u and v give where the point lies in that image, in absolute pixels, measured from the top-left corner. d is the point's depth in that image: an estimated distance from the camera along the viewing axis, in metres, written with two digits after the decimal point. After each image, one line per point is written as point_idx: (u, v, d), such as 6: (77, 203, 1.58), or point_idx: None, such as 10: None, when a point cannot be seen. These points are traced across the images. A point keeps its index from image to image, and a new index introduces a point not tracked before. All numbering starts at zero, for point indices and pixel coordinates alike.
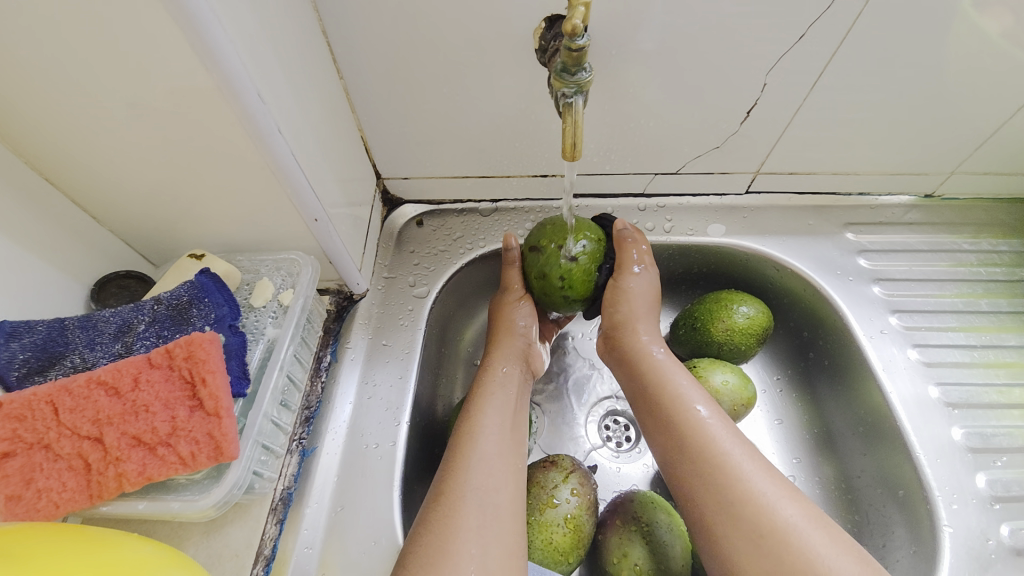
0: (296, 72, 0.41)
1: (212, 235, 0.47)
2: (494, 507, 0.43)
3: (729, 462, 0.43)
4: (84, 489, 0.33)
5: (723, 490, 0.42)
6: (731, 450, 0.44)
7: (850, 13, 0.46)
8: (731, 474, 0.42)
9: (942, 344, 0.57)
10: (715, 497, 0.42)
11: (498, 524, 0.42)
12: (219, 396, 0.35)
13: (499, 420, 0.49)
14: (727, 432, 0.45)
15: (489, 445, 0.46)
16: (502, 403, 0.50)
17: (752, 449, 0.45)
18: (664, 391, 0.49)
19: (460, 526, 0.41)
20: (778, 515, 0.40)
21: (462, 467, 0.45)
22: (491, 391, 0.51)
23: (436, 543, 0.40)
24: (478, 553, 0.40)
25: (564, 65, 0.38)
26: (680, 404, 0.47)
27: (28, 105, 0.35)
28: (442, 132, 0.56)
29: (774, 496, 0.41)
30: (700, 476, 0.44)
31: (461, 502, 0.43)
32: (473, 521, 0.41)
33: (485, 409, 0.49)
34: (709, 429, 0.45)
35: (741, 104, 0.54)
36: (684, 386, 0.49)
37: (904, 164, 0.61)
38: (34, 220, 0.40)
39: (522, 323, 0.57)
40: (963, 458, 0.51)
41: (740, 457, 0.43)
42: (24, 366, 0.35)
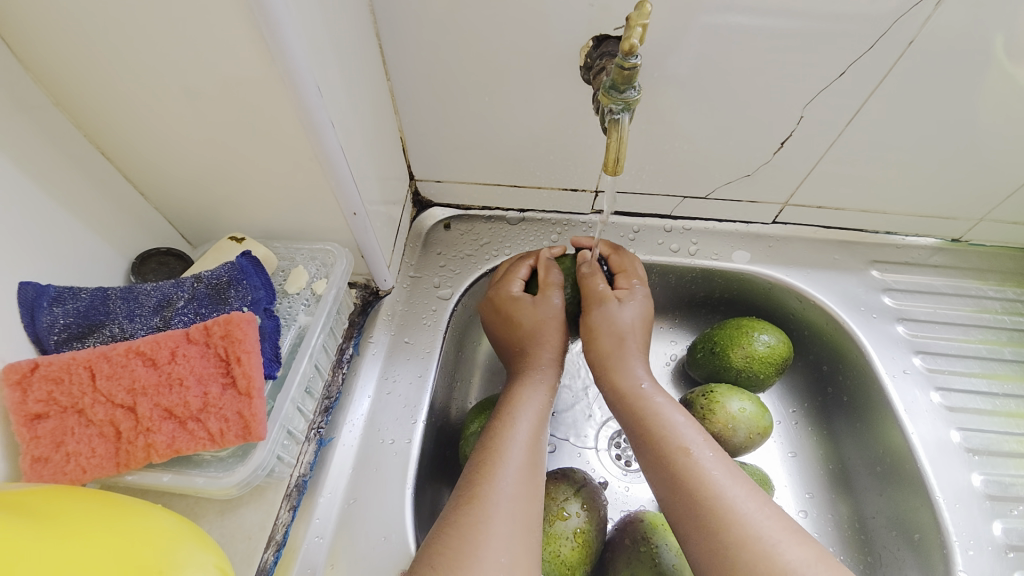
0: (351, 71, 0.43)
1: (252, 220, 0.48)
2: (521, 515, 0.42)
3: (724, 504, 0.41)
4: (112, 456, 0.34)
5: (719, 532, 0.40)
6: (730, 491, 0.42)
7: (893, 55, 0.46)
8: (729, 515, 0.40)
9: (964, 389, 0.57)
10: (711, 538, 0.40)
11: (526, 532, 0.42)
12: (251, 376, 0.36)
13: (529, 425, 0.48)
14: (723, 469, 0.44)
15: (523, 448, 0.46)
16: (538, 407, 0.50)
17: (754, 490, 0.42)
18: (662, 421, 0.47)
19: (490, 535, 0.40)
20: (778, 560, 0.38)
21: (493, 473, 0.44)
22: (529, 396, 0.51)
23: (466, 548, 0.39)
24: (508, 562, 0.39)
25: (614, 83, 0.39)
26: (672, 442, 0.45)
27: (98, 81, 0.36)
28: (480, 139, 0.57)
29: (776, 538, 0.39)
30: (695, 513, 0.42)
31: (495, 508, 0.42)
32: (504, 531, 0.41)
33: (522, 415, 0.49)
34: (705, 470, 0.43)
35: (776, 135, 0.55)
36: (679, 420, 0.47)
37: (934, 206, 0.61)
38: (87, 192, 0.41)
39: (551, 318, 0.54)
40: (981, 505, 0.50)
41: (739, 498, 0.41)
42: (65, 331, 0.36)
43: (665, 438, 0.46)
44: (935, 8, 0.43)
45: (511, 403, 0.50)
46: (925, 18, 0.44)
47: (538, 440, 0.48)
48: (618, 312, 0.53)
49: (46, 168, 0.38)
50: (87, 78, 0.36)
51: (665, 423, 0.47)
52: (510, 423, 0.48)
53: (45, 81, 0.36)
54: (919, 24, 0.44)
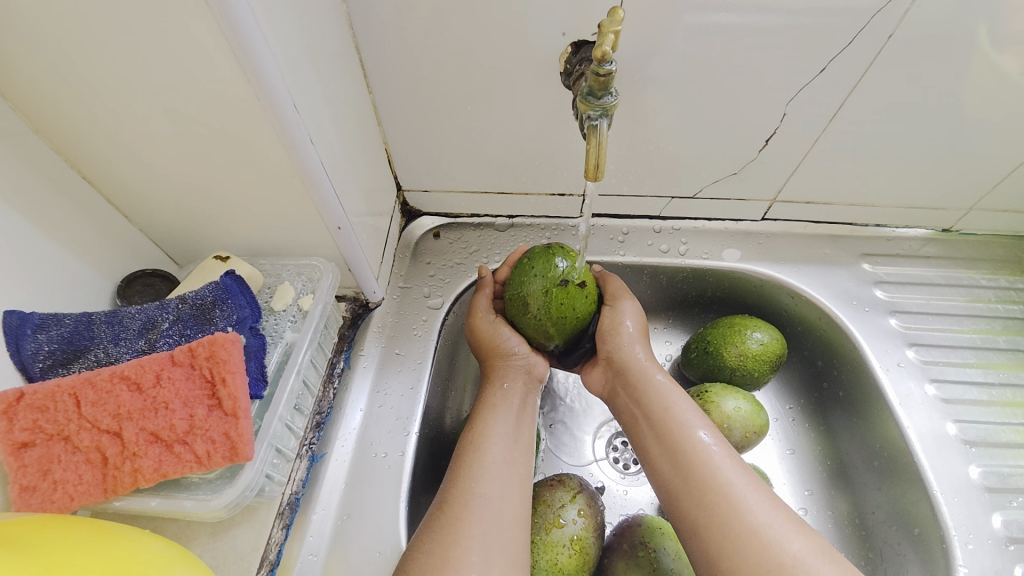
0: (330, 85, 0.43)
1: (238, 237, 0.48)
2: (497, 516, 0.42)
3: (733, 493, 0.41)
4: (99, 482, 0.33)
5: (725, 522, 0.40)
6: (735, 480, 0.42)
7: (872, 49, 0.47)
8: (734, 504, 0.41)
9: (960, 381, 0.56)
10: (716, 529, 0.40)
11: (501, 533, 0.42)
12: (237, 396, 0.36)
13: (504, 431, 0.49)
14: (729, 458, 0.44)
15: (501, 449, 0.47)
16: (508, 416, 0.50)
17: (760, 481, 0.43)
18: (667, 411, 0.48)
19: (463, 537, 0.41)
20: (786, 549, 0.38)
21: (466, 477, 0.45)
22: (498, 405, 0.51)
23: (440, 548, 0.40)
24: (480, 561, 0.40)
25: (591, 89, 0.39)
26: (678, 430, 0.46)
27: (75, 106, 0.36)
28: (465, 148, 0.57)
29: (779, 529, 0.39)
30: (702, 503, 0.42)
31: (466, 511, 0.42)
32: (477, 532, 0.41)
33: (494, 420, 0.49)
34: (712, 458, 0.44)
35: (760, 133, 0.55)
36: (686, 410, 0.47)
37: (922, 198, 0.61)
38: (69, 216, 0.41)
39: (517, 347, 0.54)
40: (979, 497, 0.50)
41: (744, 488, 0.42)
42: (49, 358, 0.36)
43: (669, 428, 0.46)
44: (911, 2, 0.43)
45: (484, 409, 0.51)
46: (902, 11, 0.44)
47: (515, 442, 0.48)
48: (622, 315, 0.53)
49: (27, 195, 0.38)
50: (64, 104, 0.36)
51: (672, 412, 0.47)
52: (484, 428, 0.49)
53: (23, 109, 0.36)
54: (898, 18, 0.44)
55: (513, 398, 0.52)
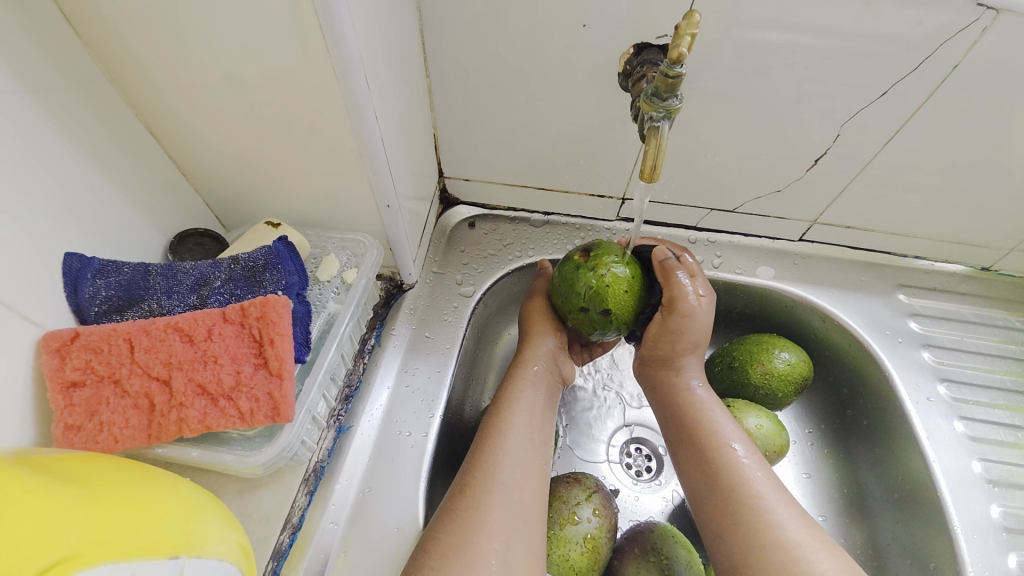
0: (395, 65, 0.43)
1: (288, 206, 0.49)
2: (519, 504, 0.43)
3: (763, 505, 0.42)
4: (144, 428, 0.34)
5: (756, 533, 0.41)
6: (767, 494, 0.43)
7: (937, 77, 0.46)
8: (764, 517, 0.42)
9: (988, 420, 0.56)
10: (747, 539, 0.41)
11: (521, 521, 0.42)
12: (284, 358, 0.36)
13: (528, 418, 0.49)
14: (762, 472, 0.45)
15: (523, 435, 0.47)
16: (533, 401, 0.51)
17: (790, 495, 0.44)
18: (704, 420, 0.48)
19: (486, 521, 0.41)
20: (813, 567, 0.39)
21: (489, 462, 0.45)
22: (524, 389, 0.51)
23: (460, 532, 0.40)
24: (501, 548, 0.40)
25: (656, 90, 0.39)
26: (714, 440, 0.47)
27: (153, 62, 0.37)
28: (512, 140, 0.57)
29: (809, 547, 0.40)
30: (734, 512, 0.43)
31: (489, 496, 0.43)
32: (501, 517, 0.42)
33: (518, 405, 0.50)
34: (746, 470, 0.45)
35: (811, 153, 0.54)
36: (722, 420, 0.48)
37: (966, 234, 0.60)
38: (132, 169, 0.42)
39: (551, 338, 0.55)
40: (996, 537, 0.49)
41: (775, 502, 0.43)
42: (105, 303, 0.37)
43: (705, 437, 0.47)
44: (980, 35, 0.43)
45: (509, 395, 0.51)
46: (971, 43, 0.43)
47: (538, 430, 0.49)
48: (685, 318, 0.50)
49: (97, 144, 0.39)
50: (143, 58, 0.37)
51: (709, 422, 0.48)
52: (507, 413, 0.49)
53: (101, 57, 0.37)
54: (965, 49, 0.44)
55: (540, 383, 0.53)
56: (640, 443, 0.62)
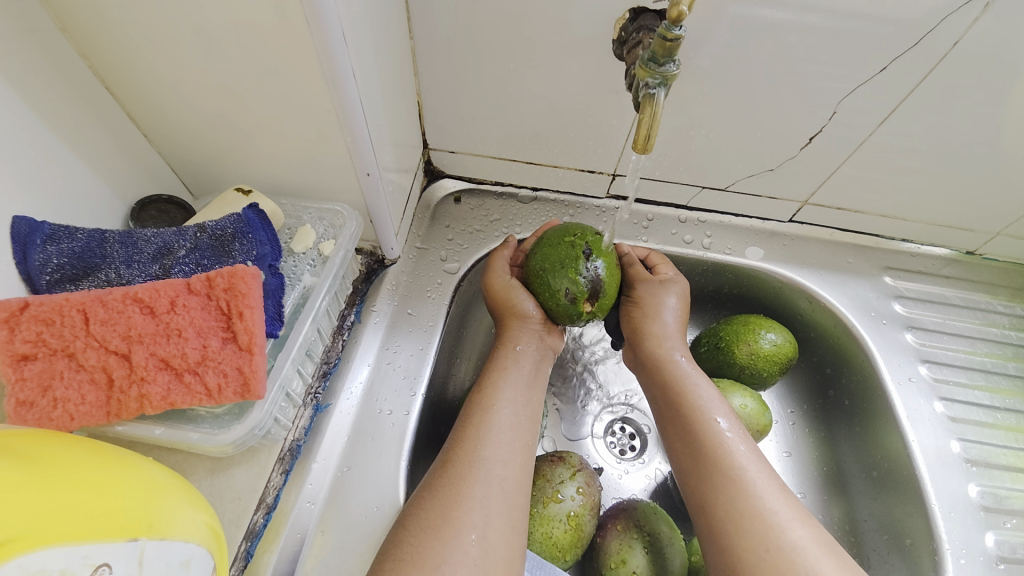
0: (375, 23, 0.40)
1: (259, 173, 0.46)
2: (501, 478, 0.42)
3: (745, 476, 0.42)
4: (103, 405, 0.32)
5: (732, 503, 0.41)
6: (747, 465, 0.43)
7: (938, 53, 0.44)
8: (742, 487, 0.42)
9: (967, 401, 0.56)
10: (723, 510, 0.41)
11: (503, 496, 0.41)
12: (253, 331, 0.34)
13: (514, 396, 0.48)
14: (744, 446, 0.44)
15: (507, 407, 0.47)
16: (517, 379, 0.49)
17: (771, 468, 0.44)
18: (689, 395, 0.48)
19: (466, 498, 0.40)
20: (789, 535, 0.39)
21: (471, 437, 0.44)
22: (507, 369, 0.50)
23: (439, 507, 0.40)
24: (481, 523, 0.39)
25: (653, 54, 0.37)
26: (695, 413, 0.46)
27: (104, 6, 0.33)
28: (500, 110, 0.55)
29: (785, 516, 0.40)
30: (713, 485, 0.43)
31: (470, 473, 0.42)
32: (479, 496, 0.40)
33: (501, 383, 0.48)
34: (728, 444, 0.44)
35: (806, 130, 0.53)
36: (706, 394, 0.48)
37: (954, 217, 0.60)
38: (87, 126, 0.38)
39: (533, 312, 0.52)
40: (974, 515, 0.50)
41: (755, 474, 0.42)
42: (57, 272, 0.34)
43: (689, 413, 0.47)
44: (983, 10, 0.41)
45: (492, 375, 0.49)
46: (972, 19, 0.42)
47: (524, 406, 0.48)
48: (661, 296, 0.54)
49: (45, 98, 0.35)
50: (96, 5, 0.33)
51: (693, 397, 0.47)
52: (489, 390, 0.48)
53: (50, 3, 0.33)
54: (966, 25, 0.42)
55: (523, 361, 0.51)
56: (625, 422, 0.62)
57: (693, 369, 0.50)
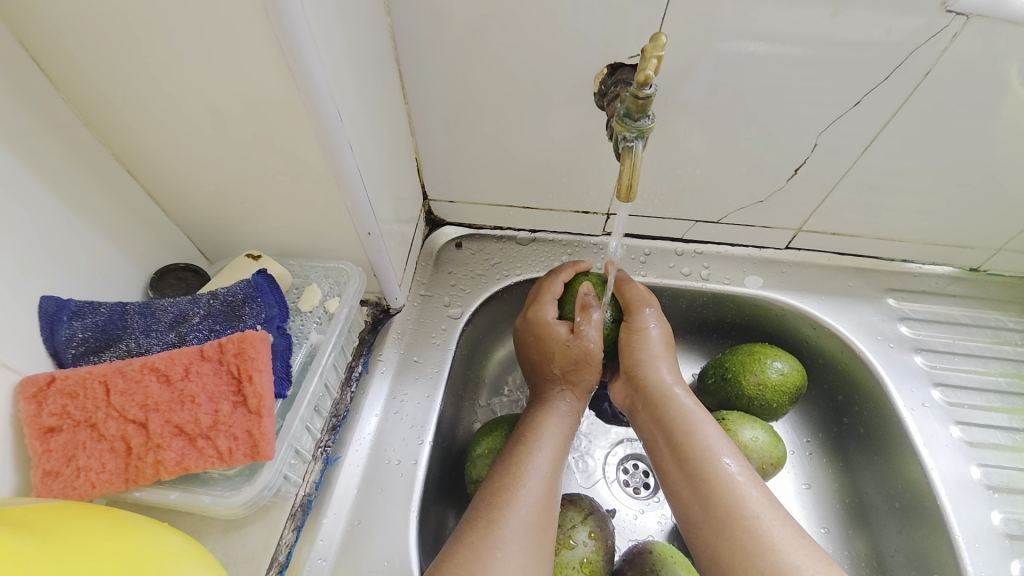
0: (372, 95, 0.44)
1: (270, 238, 0.49)
2: (534, 521, 0.42)
3: (758, 526, 0.41)
4: (121, 472, 0.34)
5: (751, 555, 0.40)
6: (760, 513, 0.42)
7: (913, 79, 0.46)
8: (757, 538, 0.40)
9: (984, 424, 0.55)
10: (740, 561, 0.40)
11: (538, 543, 0.41)
12: (262, 394, 0.36)
13: (554, 435, 0.49)
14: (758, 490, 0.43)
15: (546, 459, 0.47)
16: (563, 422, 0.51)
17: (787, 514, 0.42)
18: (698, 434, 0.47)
19: (503, 558, 0.39)
20: None
21: (511, 479, 0.45)
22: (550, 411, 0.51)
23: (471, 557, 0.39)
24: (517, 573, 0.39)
25: (628, 110, 0.39)
26: (703, 458, 0.45)
27: (128, 102, 0.37)
28: (493, 161, 0.58)
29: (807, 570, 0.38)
30: (727, 532, 0.42)
31: (508, 531, 0.41)
32: (519, 553, 0.40)
33: (543, 438, 0.48)
34: (738, 487, 0.43)
35: (789, 162, 0.54)
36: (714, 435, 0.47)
37: (951, 236, 0.60)
38: (110, 206, 0.42)
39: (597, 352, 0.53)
40: (998, 544, 0.48)
41: (769, 522, 0.41)
42: (82, 345, 0.37)
43: (698, 454, 0.46)
44: (950, 41, 0.43)
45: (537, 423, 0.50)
46: (940, 49, 0.44)
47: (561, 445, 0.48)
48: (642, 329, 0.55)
49: (75, 186, 0.39)
50: (123, 102, 0.37)
51: (699, 437, 0.47)
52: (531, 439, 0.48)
53: (76, 100, 0.37)
54: (935, 55, 0.44)
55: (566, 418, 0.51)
56: (637, 459, 0.62)
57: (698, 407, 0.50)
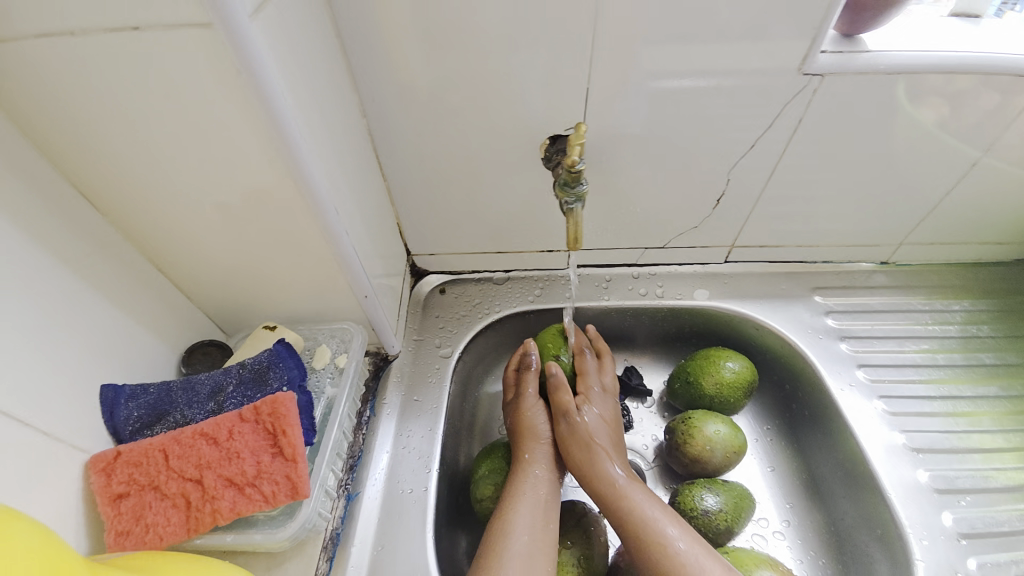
0: (358, 183, 0.53)
1: (280, 309, 0.56)
2: None
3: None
4: (184, 523, 0.41)
5: None
6: (700, 566, 0.49)
7: (788, 127, 0.58)
8: None
9: (905, 395, 0.65)
10: None
11: None
12: (296, 444, 0.43)
13: (529, 519, 0.52)
14: (695, 548, 0.50)
15: (522, 544, 0.50)
16: (534, 502, 0.54)
17: (719, 560, 0.50)
18: (637, 506, 0.53)
19: None
20: None
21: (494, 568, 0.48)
22: (522, 493, 0.54)
23: None
24: None
25: (566, 182, 0.49)
26: (647, 528, 0.51)
27: (160, 218, 0.46)
28: (465, 217, 0.67)
29: None
30: None
31: None
32: None
33: (519, 508, 0.53)
34: (679, 552, 0.50)
35: (710, 194, 0.65)
36: (650, 506, 0.53)
37: (858, 238, 0.71)
38: (146, 301, 0.49)
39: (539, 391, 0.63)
40: (929, 498, 0.58)
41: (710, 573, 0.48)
42: (137, 421, 0.44)
43: (641, 528, 0.52)
44: (812, 96, 0.55)
45: (509, 503, 0.54)
46: (806, 104, 0.56)
47: (537, 524, 0.52)
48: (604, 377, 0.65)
49: (119, 290, 0.46)
50: (159, 218, 0.46)
51: (641, 512, 0.53)
52: (504, 524, 0.52)
53: (118, 220, 0.45)
54: (803, 108, 0.56)
55: (536, 493, 0.54)
56: None
57: (630, 481, 0.56)
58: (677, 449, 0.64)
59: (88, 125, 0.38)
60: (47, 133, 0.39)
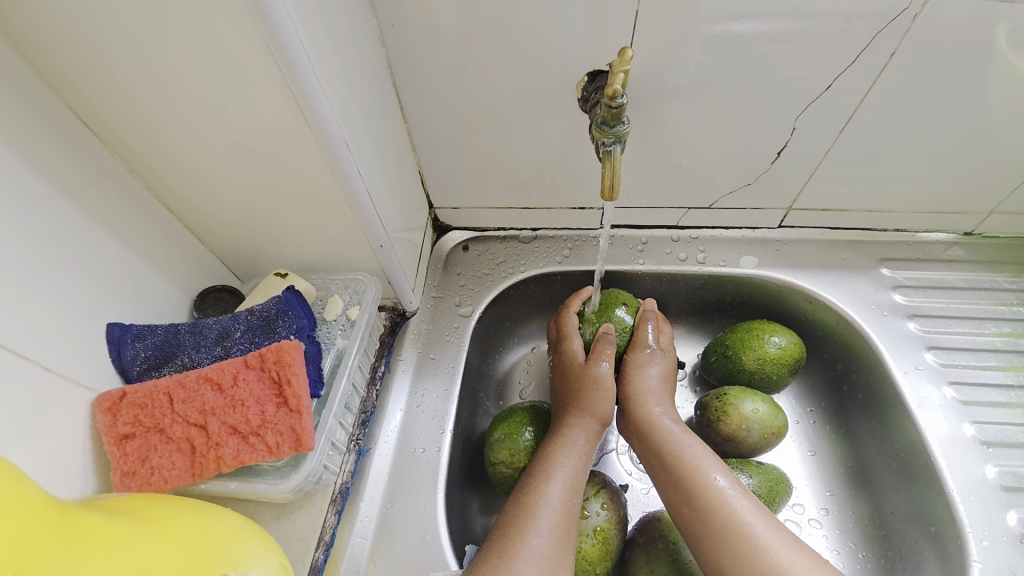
0: (373, 121, 0.48)
1: (294, 256, 0.54)
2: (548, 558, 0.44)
3: (751, 534, 0.43)
4: (188, 468, 0.40)
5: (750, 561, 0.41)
6: (753, 522, 0.44)
7: (879, 62, 0.48)
8: (754, 545, 0.42)
9: (979, 383, 0.57)
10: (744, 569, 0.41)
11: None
12: (301, 395, 0.41)
13: (564, 467, 0.50)
14: (745, 500, 0.45)
15: (556, 493, 0.48)
16: (571, 453, 0.51)
17: (776, 520, 0.44)
18: (682, 454, 0.50)
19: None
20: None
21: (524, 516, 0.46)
22: (558, 444, 0.52)
23: None
24: None
25: (604, 119, 0.44)
26: (692, 475, 0.48)
27: (164, 151, 0.42)
28: (491, 168, 0.62)
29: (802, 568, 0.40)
30: (727, 545, 0.43)
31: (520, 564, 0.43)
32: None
33: (554, 458, 0.50)
34: (728, 499, 0.45)
35: (771, 147, 0.57)
36: (698, 454, 0.49)
37: (941, 204, 0.62)
38: (155, 241, 0.47)
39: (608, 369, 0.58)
40: (995, 496, 0.51)
41: (762, 529, 0.43)
42: (144, 362, 0.43)
43: (687, 476, 0.48)
44: (912, 22, 0.44)
45: (547, 453, 0.51)
46: (902, 32, 0.45)
47: (571, 473, 0.50)
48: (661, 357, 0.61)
49: (125, 227, 0.44)
50: (162, 152, 0.42)
51: (687, 458, 0.49)
52: (540, 472, 0.49)
53: (121, 154, 0.43)
54: (897, 39, 0.46)
55: (576, 446, 0.52)
56: None
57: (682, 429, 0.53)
58: (709, 426, 0.59)
59: (77, 44, 0.35)
60: (37, 53, 0.36)
